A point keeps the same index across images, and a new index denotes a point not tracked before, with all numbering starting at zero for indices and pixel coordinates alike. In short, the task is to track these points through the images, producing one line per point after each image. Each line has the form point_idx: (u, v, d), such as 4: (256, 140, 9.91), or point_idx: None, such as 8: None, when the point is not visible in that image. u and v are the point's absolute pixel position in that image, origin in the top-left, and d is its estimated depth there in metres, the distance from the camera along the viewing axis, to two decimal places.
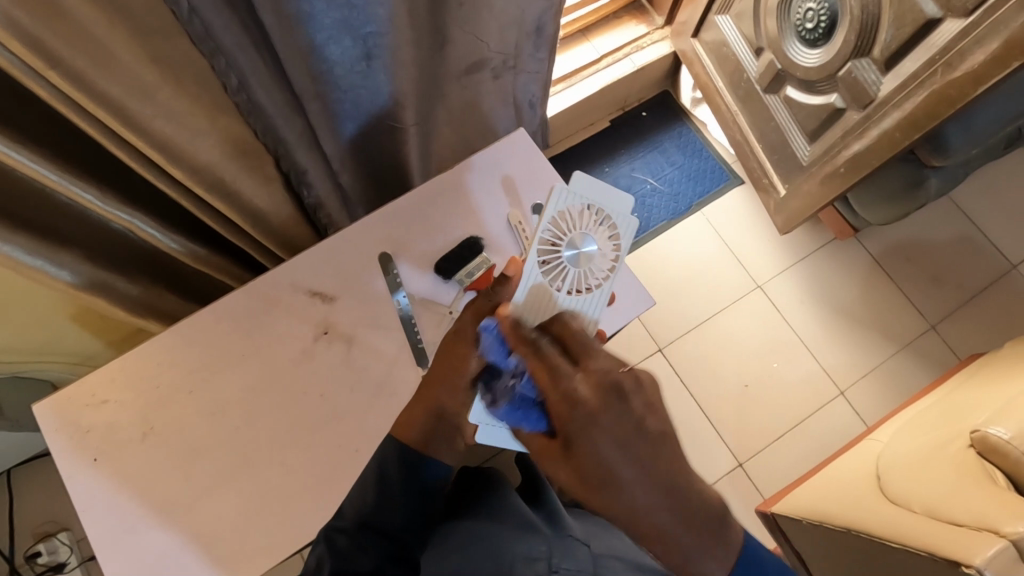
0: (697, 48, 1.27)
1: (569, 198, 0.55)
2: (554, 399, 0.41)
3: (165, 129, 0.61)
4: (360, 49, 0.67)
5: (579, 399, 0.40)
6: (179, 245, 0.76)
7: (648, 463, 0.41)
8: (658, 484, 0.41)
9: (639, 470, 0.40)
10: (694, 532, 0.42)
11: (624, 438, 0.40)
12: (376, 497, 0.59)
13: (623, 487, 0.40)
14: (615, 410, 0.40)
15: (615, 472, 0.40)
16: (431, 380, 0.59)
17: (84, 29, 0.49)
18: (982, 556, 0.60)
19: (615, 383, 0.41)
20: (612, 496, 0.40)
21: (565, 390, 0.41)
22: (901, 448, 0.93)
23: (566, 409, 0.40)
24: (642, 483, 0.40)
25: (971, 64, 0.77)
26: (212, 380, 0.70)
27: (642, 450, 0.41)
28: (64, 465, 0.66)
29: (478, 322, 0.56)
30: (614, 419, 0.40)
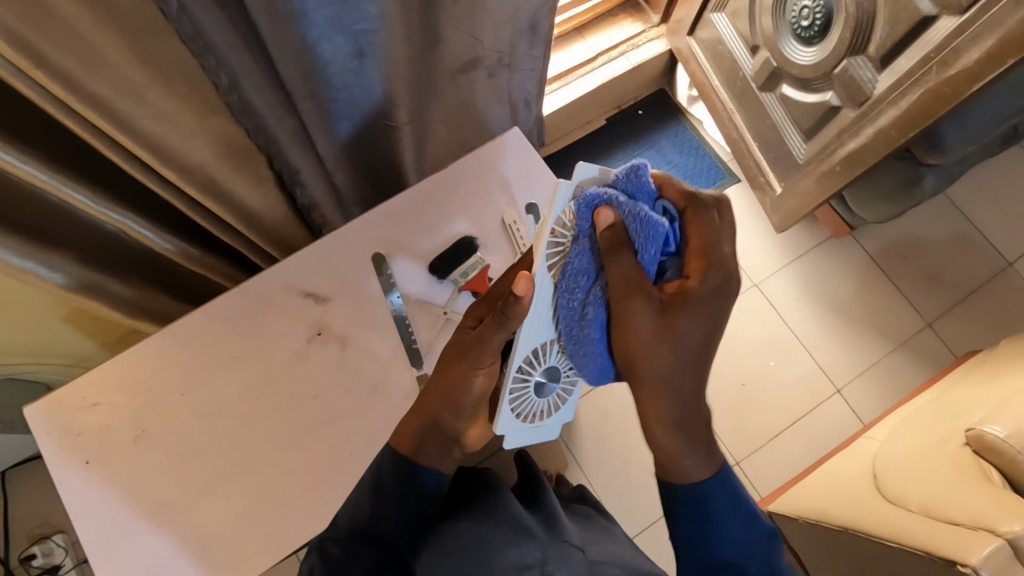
0: (693, 46, 1.26)
1: (569, 191, 0.48)
2: (695, 261, 0.47)
3: (156, 129, 0.60)
4: (352, 47, 0.67)
5: (712, 268, 0.47)
6: (171, 245, 0.76)
7: (709, 347, 0.48)
8: (701, 367, 0.48)
9: (699, 353, 0.47)
10: (693, 428, 0.50)
11: (714, 321, 0.47)
12: (370, 507, 0.59)
13: (683, 353, 0.47)
14: (726, 299, 0.47)
15: (688, 339, 0.47)
16: (431, 399, 0.58)
17: (72, 29, 0.48)
18: (978, 555, 0.60)
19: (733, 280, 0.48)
20: (671, 353, 0.47)
21: (710, 259, 0.47)
22: (897, 447, 0.93)
23: (698, 270, 0.47)
24: (696, 362, 0.48)
25: (966, 62, 0.76)
26: (206, 381, 0.70)
27: (716, 336, 0.48)
28: (57, 468, 0.66)
29: (489, 339, 0.53)
30: (717, 310, 0.47)
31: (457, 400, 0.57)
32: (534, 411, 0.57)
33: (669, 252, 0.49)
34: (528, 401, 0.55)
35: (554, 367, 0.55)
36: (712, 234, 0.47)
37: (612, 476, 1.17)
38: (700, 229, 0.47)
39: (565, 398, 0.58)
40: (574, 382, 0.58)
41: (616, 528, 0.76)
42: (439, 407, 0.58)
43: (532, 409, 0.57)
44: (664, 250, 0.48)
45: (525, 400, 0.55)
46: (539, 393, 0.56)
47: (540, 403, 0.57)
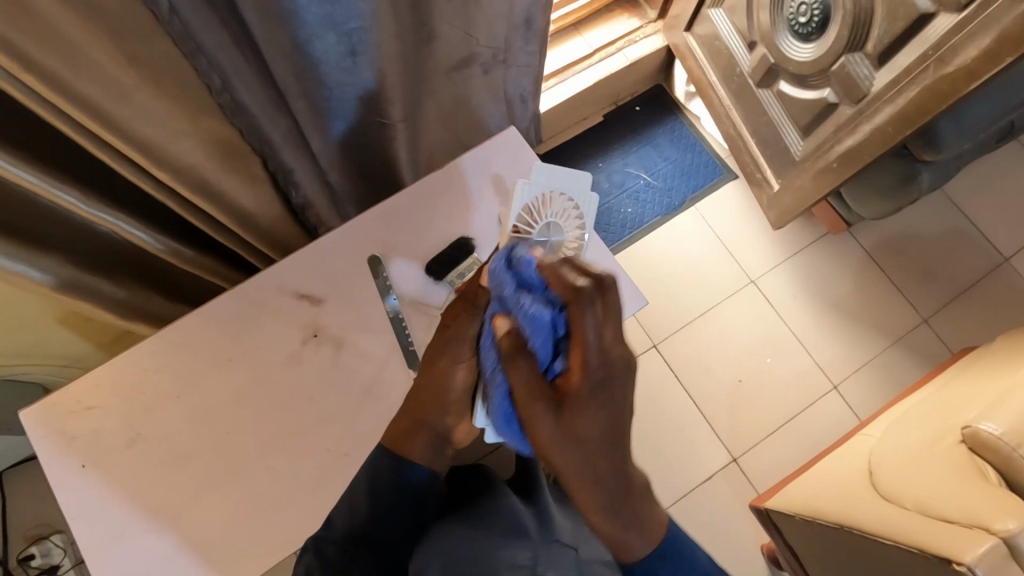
0: (690, 42, 1.26)
1: (530, 192, 0.71)
2: (578, 360, 0.46)
3: (147, 131, 0.60)
4: (345, 46, 0.66)
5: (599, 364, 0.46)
6: (162, 245, 0.75)
7: (615, 434, 0.47)
8: (614, 459, 0.48)
9: (608, 444, 0.47)
10: (618, 503, 0.50)
11: (612, 415, 0.47)
12: (368, 509, 0.60)
13: (585, 443, 0.47)
14: (621, 383, 0.47)
15: (591, 439, 0.47)
16: (419, 395, 0.62)
17: (58, 31, 0.48)
18: (972, 554, 0.60)
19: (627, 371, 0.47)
20: (576, 445, 0.47)
21: (588, 358, 0.46)
22: (893, 444, 0.93)
23: (581, 367, 0.46)
24: (608, 454, 0.48)
25: (964, 60, 0.76)
26: (199, 384, 0.69)
27: (618, 423, 0.47)
28: (50, 471, 0.66)
29: (468, 331, 0.59)
30: (612, 400, 0.47)
31: (441, 394, 0.60)
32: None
33: (563, 335, 0.49)
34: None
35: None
36: (587, 330, 0.45)
37: None
38: (579, 323, 0.45)
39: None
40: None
41: None
42: (423, 401, 0.61)
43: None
44: (555, 336, 0.49)
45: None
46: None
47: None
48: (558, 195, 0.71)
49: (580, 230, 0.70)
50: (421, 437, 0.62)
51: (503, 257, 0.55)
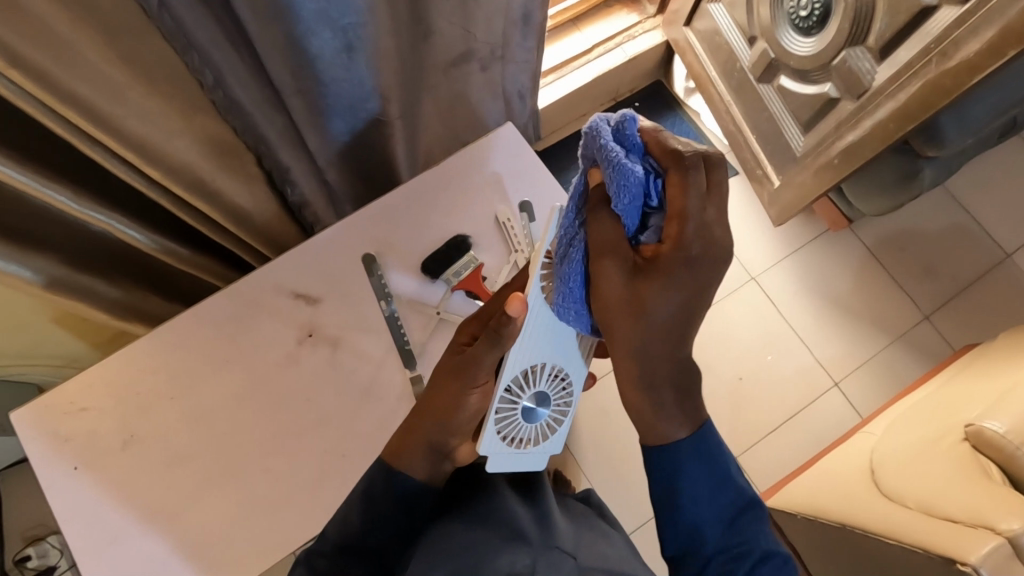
0: (690, 37, 1.25)
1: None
2: (672, 227, 0.43)
3: (139, 129, 0.59)
4: (340, 42, 0.65)
5: (694, 239, 0.43)
6: (155, 244, 0.74)
7: (687, 315, 0.45)
8: (678, 343, 0.46)
9: (677, 324, 0.45)
10: (677, 394, 0.49)
11: (691, 293, 0.44)
12: (360, 522, 0.58)
13: (657, 316, 0.45)
14: (711, 270, 0.44)
15: (661, 317, 0.45)
16: (426, 415, 0.59)
17: (46, 26, 0.47)
18: (977, 554, 0.59)
19: (722, 258, 0.44)
20: (647, 310, 0.44)
21: (683, 229, 0.43)
22: (895, 441, 0.93)
23: (674, 237, 0.43)
24: (671, 338, 0.46)
25: (966, 54, 0.75)
26: (195, 385, 0.69)
27: (693, 303, 0.45)
28: (44, 474, 0.65)
29: (484, 359, 0.55)
30: (692, 283, 0.44)
31: (449, 417, 0.58)
32: (526, 436, 0.58)
33: (654, 207, 0.45)
34: (517, 424, 0.57)
35: (543, 392, 0.57)
36: (686, 203, 0.43)
37: (610, 472, 1.16)
38: (678, 196, 0.43)
39: (556, 427, 0.59)
40: (564, 412, 0.59)
41: (614, 532, 0.74)
42: (431, 423, 0.59)
43: (521, 435, 0.58)
44: (646, 206, 0.45)
45: (512, 424, 0.57)
46: (527, 418, 0.57)
47: (529, 429, 0.58)
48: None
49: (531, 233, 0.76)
50: (423, 457, 0.60)
51: (602, 114, 0.46)
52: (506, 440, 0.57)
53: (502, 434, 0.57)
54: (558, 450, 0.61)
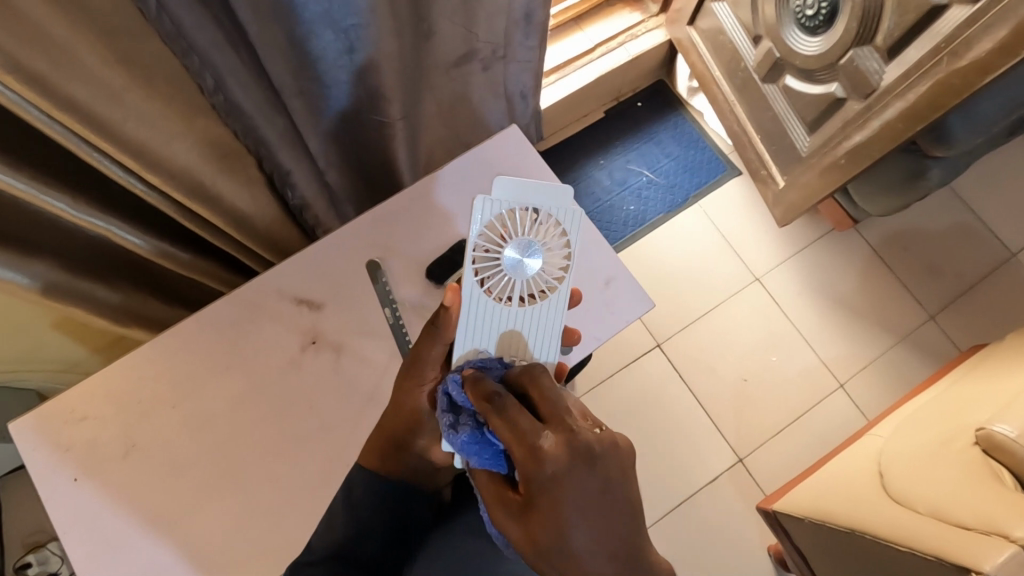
0: (693, 37, 1.23)
1: (493, 208, 0.55)
2: (519, 454, 0.41)
3: (139, 133, 0.58)
4: (342, 43, 0.64)
5: (542, 454, 0.40)
6: (144, 242, 0.70)
7: (605, 525, 0.40)
8: (620, 559, 0.40)
9: (599, 543, 0.40)
10: None
11: (588, 502, 0.40)
12: (350, 529, 0.60)
13: (568, 547, 0.39)
14: (585, 473, 0.40)
15: (576, 548, 0.39)
16: (390, 420, 0.59)
17: (41, 29, 0.46)
18: (992, 562, 0.58)
19: (592, 447, 0.41)
20: (558, 555, 0.39)
21: (530, 451, 0.41)
22: (904, 444, 0.92)
23: (526, 466, 0.40)
24: (604, 555, 0.40)
25: (977, 53, 0.74)
26: (197, 392, 0.68)
27: (604, 512, 0.40)
28: (44, 484, 0.64)
29: (430, 354, 0.56)
30: (582, 487, 0.40)
31: (412, 418, 0.58)
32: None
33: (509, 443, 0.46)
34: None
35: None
36: (515, 425, 0.42)
37: None
38: (505, 427, 0.42)
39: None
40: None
41: None
42: (396, 426, 0.59)
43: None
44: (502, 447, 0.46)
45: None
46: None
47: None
48: (529, 209, 0.55)
49: (564, 250, 0.55)
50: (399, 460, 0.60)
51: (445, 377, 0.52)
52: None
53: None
54: None
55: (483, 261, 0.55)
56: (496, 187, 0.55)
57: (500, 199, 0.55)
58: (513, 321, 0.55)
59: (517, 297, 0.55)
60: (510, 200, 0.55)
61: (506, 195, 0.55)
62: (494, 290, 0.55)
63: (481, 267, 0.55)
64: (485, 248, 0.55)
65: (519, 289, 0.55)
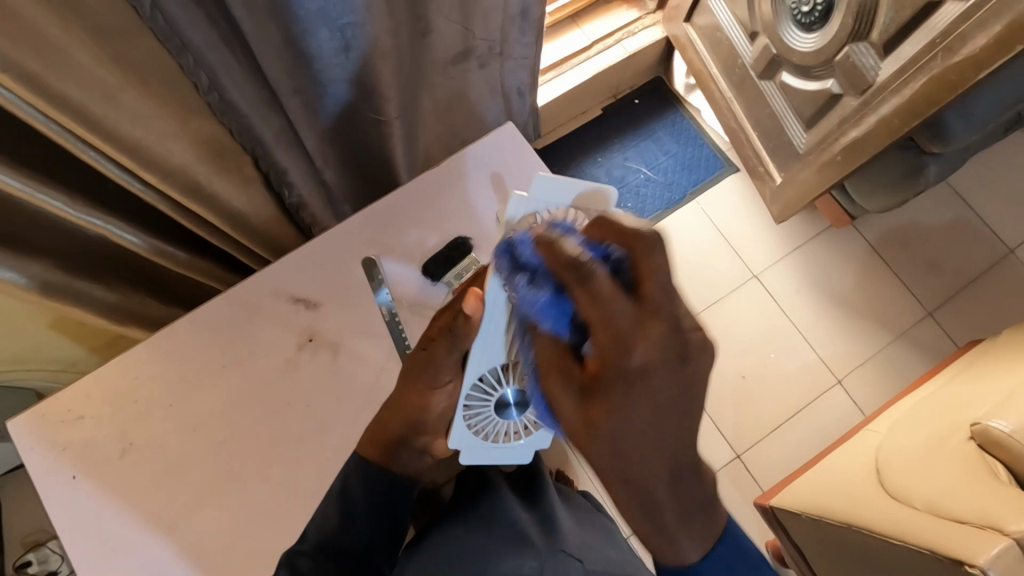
0: (690, 33, 1.23)
1: (528, 206, 0.48)
2: (600, 335, 0.35)
3: (133, 132, 0.58)
4: (338, 41, 0.64)
5: (633, 343, 0.34)
6: (144, 243, 0.71)
7: (671, 429, 0.36)
8: (673, 460, 0.38)
9: (654, 447, 0.37)
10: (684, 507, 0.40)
11: (662, 398, 0.36)
12: (340, 517, 0.60)
13: (627, 441, 0.36)
14: (674, 365, 0.35)
15: (636, 439, 0.36)
16: (393, 411, 0.61)
17: (34, 28, 0.46)
18: (986, 556, 0.58)
19: (689, 345, 0.36)
20: (612, 446, 0.36)
21: (616, 332, 0.34)
22: (900, 440, 0.92)
23: (611, 354, 0.35)
24: (659, 450, 0.37)
25: (973, 48, 0.74)
26: (194, 391, 0.68)
27: (676, 413, 0.36)
28: (42, 483, 0.64)
29: (443, 361, 0.56)
30: (659, 386, 0.35)
31: (418, 417, 0.60)
32: (499, 430, 0.58)
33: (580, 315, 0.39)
34: (489, 419, 0.57)
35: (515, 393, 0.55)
36: (608, 308, 0.34)
37: None
38: (593, 307, 0.34)
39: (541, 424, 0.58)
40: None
41: (615, 529, 0.75)
42: (401, 424, 0.60)
43: (496, 429, 0.58)
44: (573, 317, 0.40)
45: (485, 418, 0.57)
46: (500, 414, 0.57)
47: (507, 424, 0.58)
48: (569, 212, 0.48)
49: None
50: (401, 454, 0.62)
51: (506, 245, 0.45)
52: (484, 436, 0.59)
53: (472, 427, 0.57)
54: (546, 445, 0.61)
55: None
56: (539, 185, 0.47)
57: (540, 200, 0.48)
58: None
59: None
60: (549, 200, 0.48)
61: (544, 195, 0.48)
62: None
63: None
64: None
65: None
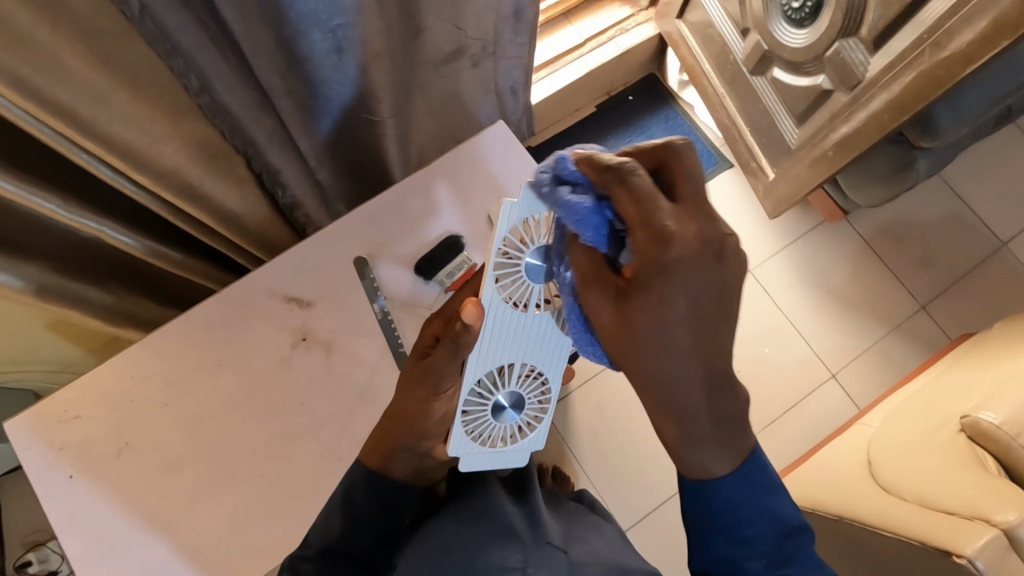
0: (683, 30, 1.24)
1: (520, 210, 0.52)
2: (642, 236, 0.40)
3: (124, 133, 0.58)
4: (329, 43, 0.64)
5: (670, 235, 0.40)
6: (138, 244, 0.72)
7: (706, 323, 0.42)
8: (706, 365, 0.42)
9: (698, 335, 0.42)
10: (720, 417, 0.44)
11: (694, 296, 0.41)
12: (346, 524, 0.59)
13: (667, 325, 0.41)
14: (712, 266, 0.41)
15: (669, 333, 0.41)
16: (395, 419, 0.59)
17: (22, 32, 0.46)
18: (974, 546, 0.59)
19: (719, 244, 0.41)
20: (653, 338, 0.41)
21: (654, 233, 0.40)
22: (892, 433, 0.93)
23: (650, 248, 0.40)
24: (693, 349, 0.42)
25: (960, 44, 0.75)
26: (189, 391, 0.68)
27: (710, 309, 0.41)
28: (40, 483, 0.65)
29: (446, 367, 0.55)
30: (698, 273, 0.40)
31: (422, 424, 0.58)
32: (499, 435, 0.59)
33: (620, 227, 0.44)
34: (487, 423, 0.57)
35: (509, 392, 0.57)
36: (646, 205, 0.40)
37: (610, 469, 1.16)
38: (635, 207, 0.40)
39: (535, 424, 0.59)
40: (544, 409, 0.59)
41: (607, 525, 0.76)
42: (404, 432, 0.59)
43: (494, 433, 0.58)
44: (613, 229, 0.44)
45: (483, 423, 0.57)
46: (497, 417, 0.58)
47: (504, 428, 0.58)
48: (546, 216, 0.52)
49: None
50: (404, 462, 0.60)
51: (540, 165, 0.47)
52: (483, 442, 0.58)
53: (470, 433, 0.57)
54: (540, 446, 0.61)
55: (504, 267, 0.53)
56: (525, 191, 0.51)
57: (528, 203, 0.52)
58: (525, 328, 0.55)
59: (534, 303, 0.55)
60: (536, 204, 0.52)
61: (532, 200, 0.52)
62: (511, 295, 0.54)
63: (501, 271, 0.53)
64: (505, 251, 0.53)
65: (536, 294, 0.54)
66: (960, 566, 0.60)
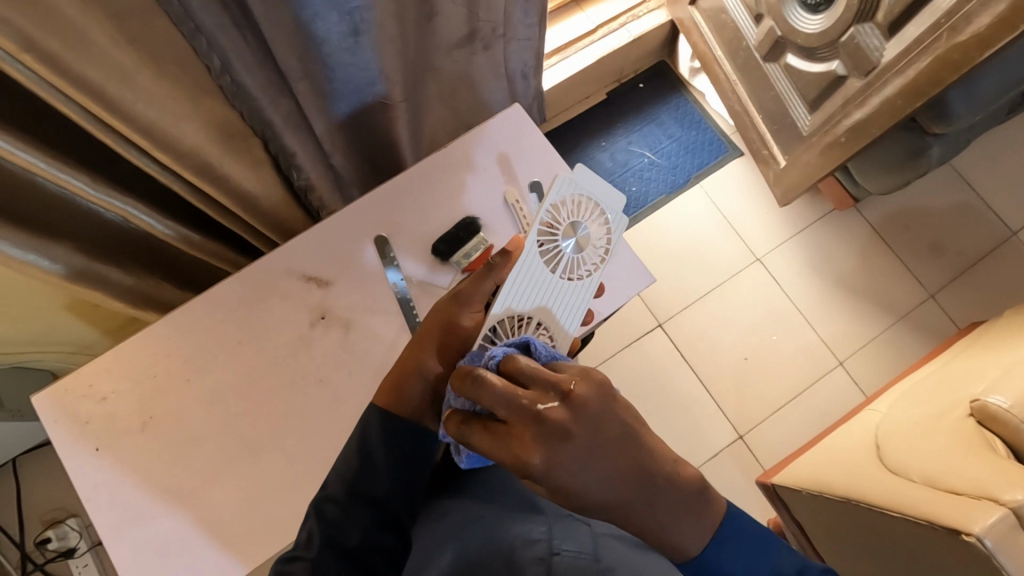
0: (695, 16, 1.23)
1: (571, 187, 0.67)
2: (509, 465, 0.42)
3: (148, 112, 0.59)
4: (346, 26, 0.65)
5: (526, 458, 0.41)
6: (164, 226, 0.73)
7: (618, 456, 0.44)
8: (639, 478, 0.44)
9: (611, 473, 0.43)
10: (681, 508, 0.46)
11: (588, 460, 0.42)
12: (362, 464, 0.57)
13: (584, 493, 0.43)
14: (581, 430, 0.42)
15: (589, 488, 0.43)
16: (420, 341, 0.61)
17: (54, 9, 0.47)
18: (982, 524, 0.60)
19: (562, 427, 0.42)
20: (580, 499, 0.43)
21: (513, 461, 0.42)
22: (900, 417, 0.94)
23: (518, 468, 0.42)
24: (628, 478, 0.44)
25: (977, 27, 0.74)
26: (210, 368, 0.70)
27: (609, 447, 0.43)
28: (67, 456, 0.66)
29: (480, 285, 0.61)
30: (570, 456, 0.42)
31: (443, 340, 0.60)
32: None
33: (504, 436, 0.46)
34: None
35: None
36: (495, 446, 0.42)
37: None
38: (491, 450, 0.43)
39: None
40: None
41: None
42: (423, 349, 0.60)
43: None
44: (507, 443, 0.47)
45: None
46: None
47: None
48: (588, 200, 0.67)
49: (604, 236, 0.67)
50: (417, 388, 0.59)
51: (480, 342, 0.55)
52: None
53: None
54: None
55: (546, 233, 0.64)
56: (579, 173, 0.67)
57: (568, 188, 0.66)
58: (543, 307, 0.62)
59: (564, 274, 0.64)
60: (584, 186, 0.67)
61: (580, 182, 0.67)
62: (547, 261, 0.64)
63: (544, 237, 0.64)
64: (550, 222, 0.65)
65: (564, 266, 0.64)
66: (968, 543, 0.60)
